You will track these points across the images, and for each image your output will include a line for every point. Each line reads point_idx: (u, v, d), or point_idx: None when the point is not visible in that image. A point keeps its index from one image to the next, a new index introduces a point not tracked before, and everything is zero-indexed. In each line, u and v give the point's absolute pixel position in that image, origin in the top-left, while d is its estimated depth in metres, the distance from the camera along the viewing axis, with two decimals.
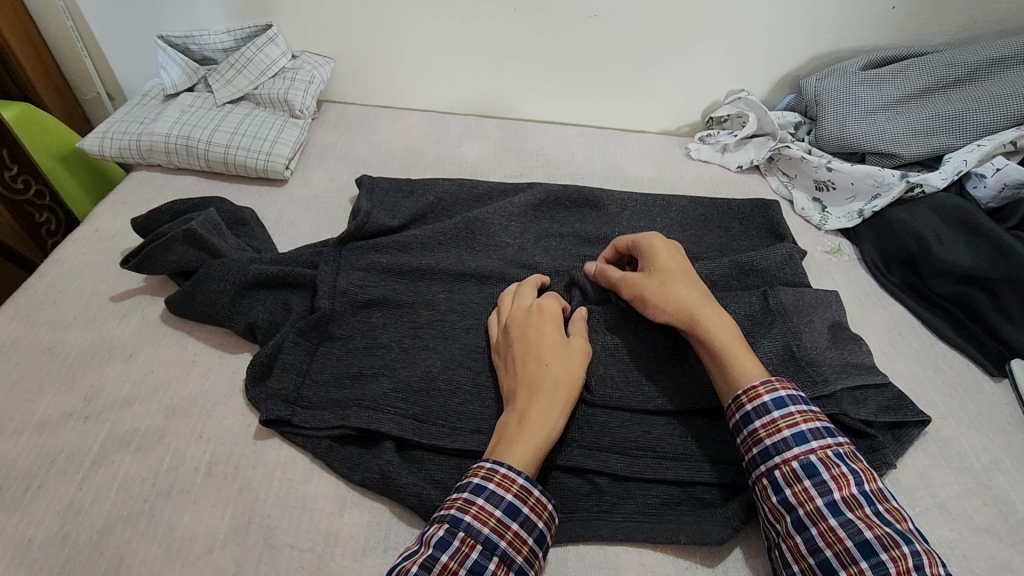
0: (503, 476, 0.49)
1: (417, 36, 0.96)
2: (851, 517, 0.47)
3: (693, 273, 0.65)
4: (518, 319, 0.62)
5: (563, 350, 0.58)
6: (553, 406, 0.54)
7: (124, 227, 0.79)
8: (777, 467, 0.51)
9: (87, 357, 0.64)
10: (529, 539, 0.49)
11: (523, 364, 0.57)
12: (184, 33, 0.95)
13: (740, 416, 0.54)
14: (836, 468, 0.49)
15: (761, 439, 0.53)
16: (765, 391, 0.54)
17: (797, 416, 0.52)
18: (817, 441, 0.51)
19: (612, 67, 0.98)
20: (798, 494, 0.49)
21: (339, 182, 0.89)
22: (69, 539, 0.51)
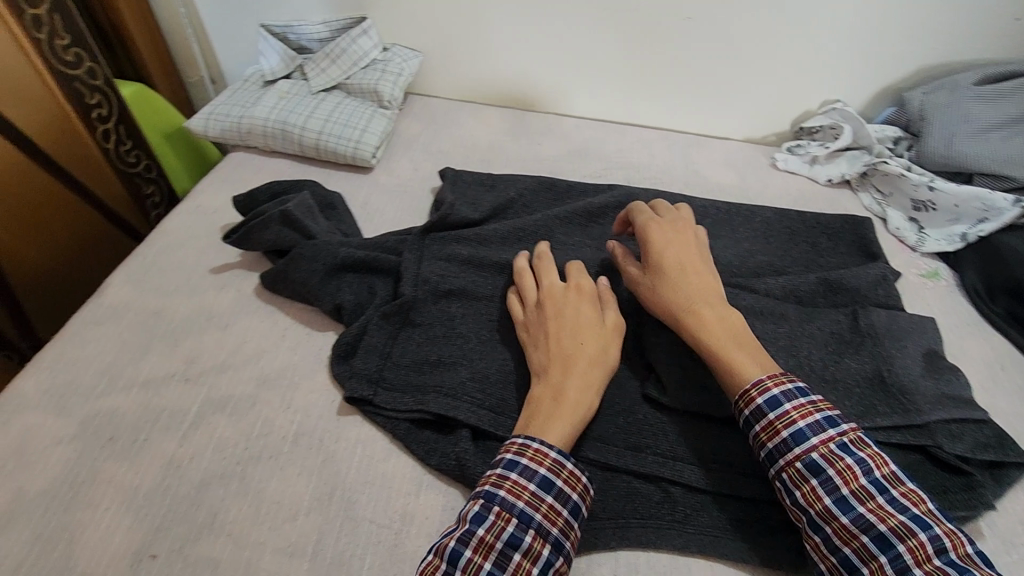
0: (535, 450, 0.50)
1: (505, 32, 0.97)
2: (863, 511, 0.47)
3: (695, 264, 0.64)
4: (554, 294, 0.62)
5: (600, 327, 0.59)
6: (589, 384, 0.55)
7: (223, 204, 0.83)
8: (784, 470, 0.51)
9: (188, 324, 0.68)
10: (563, 510, 0.49)
11: (558, 339, 0.58)
12: (284, 23, 1.00)
13: (742, 421, 0.54)
14: (841, 463, 0.48)
15: (764, 443, 0.52)
16: (757, 393, 0.53)
17: (792, 414, 0.51)
18: (817, 437, 0.50)
19: (700, 71, 0.96)
20: (806, 496, 0.49)
21: (422, 172, 0.91)
22: (170, 491, 0.55)
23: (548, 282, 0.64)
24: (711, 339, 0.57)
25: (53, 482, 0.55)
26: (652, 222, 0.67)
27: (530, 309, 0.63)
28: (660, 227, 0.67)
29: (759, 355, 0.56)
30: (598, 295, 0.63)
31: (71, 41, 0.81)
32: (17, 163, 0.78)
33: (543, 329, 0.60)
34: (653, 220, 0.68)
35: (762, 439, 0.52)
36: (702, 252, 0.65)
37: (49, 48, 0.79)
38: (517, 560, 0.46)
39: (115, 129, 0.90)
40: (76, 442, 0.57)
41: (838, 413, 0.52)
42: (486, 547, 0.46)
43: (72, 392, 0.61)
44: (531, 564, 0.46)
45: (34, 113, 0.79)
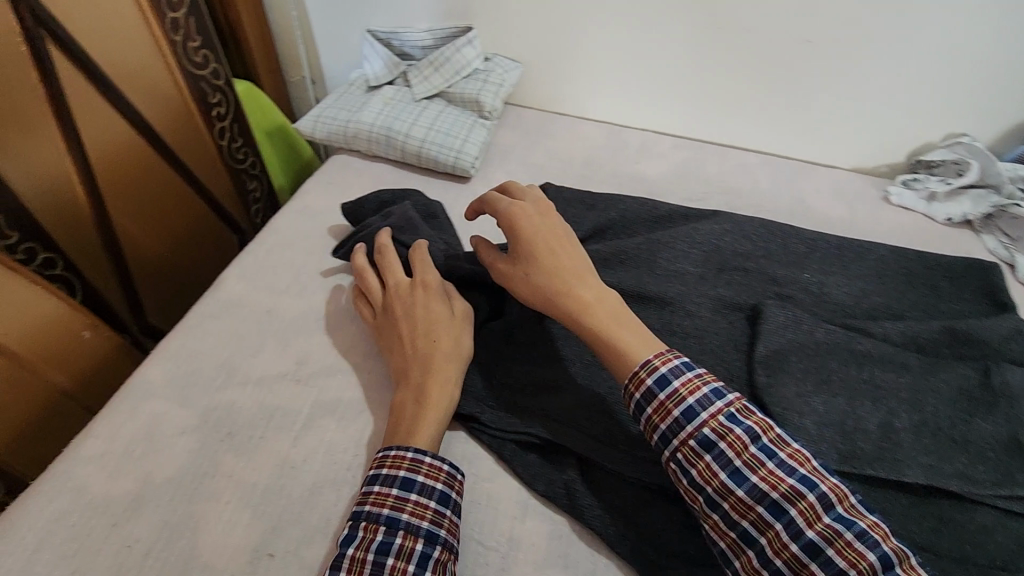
0: (394, 457, 0.53)
1: (609, 47, 0.96)
2: (755, 481, 0.47)
3: (560, 242, 0.63)
4: (400, 296, 0.66)
5: (447, 319, 0.64)
6: (449, 376, 0.60)
7: (328, 207, 0.86)
8: (678, 450, 0.51)
9: (299, 325, 0.70)
10: (430, 503, 0.52)
11: (413, 341, 0.62)
12: (390, 29, 1.01)
13: (633, 406, 0.54)
14: (730, 435, 0.49)
15: (656, 426, 0.52)
16: (647, 374, 0.53)
17: (680, 393, 0.51)
18: (706, 412, 0.50)
19: (814, 96, 0.93)
20: (702, 474, 0.49)
21: (519, 186, 0.91)
22: (285, 490, 0.56)
23: (392, 280, 0.67)
24: (590, 322, 0.57)
25: (179, 471, 0.57)
26: (517, 205, 0.65)
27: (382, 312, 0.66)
28: (524, 209, 0.65)
29: (647, 337, 0.56)
30: (443, 286, 0.67)
31: (201, 43, 0.87)
32: (147, 157, 0.83)
33: (401, 332, 0.63)
34: (517, 204, 0.66)
35: (654, 422, 0.52)
36: (567, 230, 0.65)
37: (182, 49, 0.84)
38: (389, 564, 0.48)
39: (229, 127, 0.95)
40: (198, 433, 0.60)
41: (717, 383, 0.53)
42: (359, 564, 0.48)
43: (193, 384, 0.64)
44: (405, 563, 0.48)
45: (164, 110, 0.84)
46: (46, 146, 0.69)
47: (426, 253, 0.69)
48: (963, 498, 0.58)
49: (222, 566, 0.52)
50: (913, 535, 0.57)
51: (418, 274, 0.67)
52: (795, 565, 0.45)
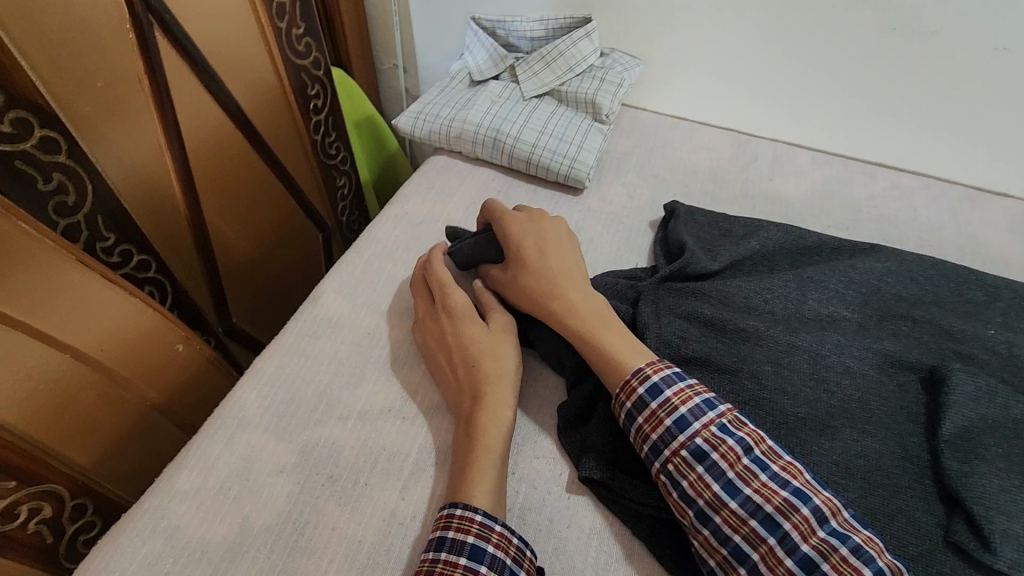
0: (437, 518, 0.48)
1: (749, 45, 0.85)
2: (748, 492, 0.45)
3: (549, 248, 0.64)
4: (433, 325, 0.62)
5: (484, 340, 0.59)
6: (500, 407, 0.55)
7: (430, 215, 0.79)
8: (669, 460, 0.48)
9: (402, 352, 0.64)
10: (460, 561, 0.45)
11: (456, 372, 0.58)
12: (497, 17, 0.93)
13: (623, 417, 0.52)
14: (723, 445, 0.47)
15: (647, 436, 0.50)
16: (638, 382, 0.51)
17: (672, 401, 0.49)
18: (698, 421, 0.48)
19: (995, 112, 0.79)
20: (694, 485, 0.47)
21: (637, 201, 0.81)
22: (393, 552, 0.50)
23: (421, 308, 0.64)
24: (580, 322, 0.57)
25: (278, 518, 0.51)
26: (510, 214, 0.68)
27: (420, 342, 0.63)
28: (517, 217, 0.67)
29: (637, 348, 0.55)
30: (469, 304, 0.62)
31: (304, 31, 0.81)
32: (245, 152, 0.78)
33: (441, 364, 0.59)
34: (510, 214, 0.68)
35: (646, 431, 0.51)
36: (558, 236, 0.66)
37: (286, 37, 0.78)
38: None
39: (325, 121, 0.90)
40: (298, 473, 0.54)
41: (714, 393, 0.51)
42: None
43: (291, 414, 0.58)
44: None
45: (263, 102, 0.79)
46: (147, 141, 0.64)
47: (445, 271, 0.65)
48: None
49: None
50: None
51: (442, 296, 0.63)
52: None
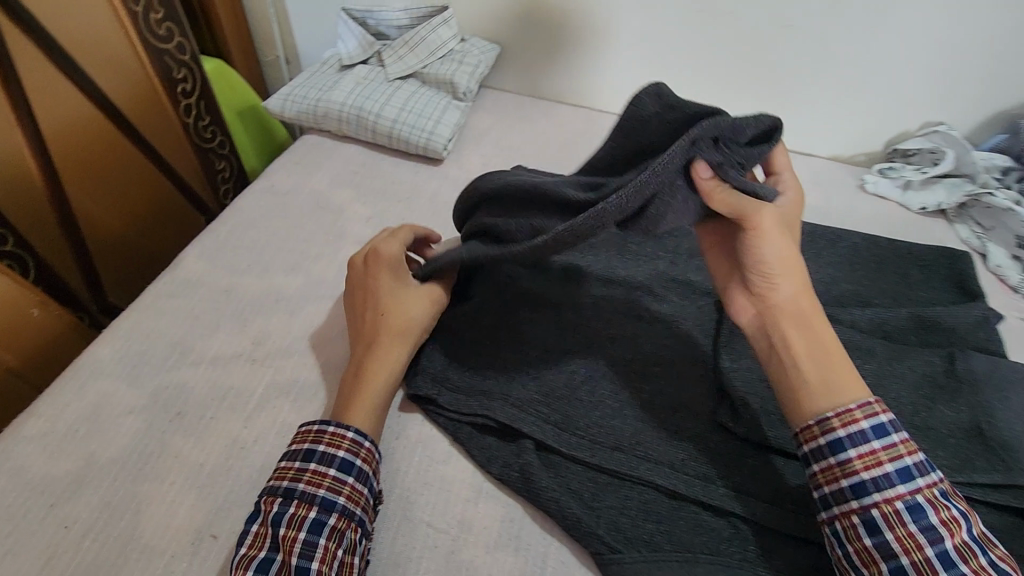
0: (332, 435, 0.52)
1: (590, 27, 0.94)
2: (965, 570, 0.42)
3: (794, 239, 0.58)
4: (359, 267, 0.63)
5: (393, 293, 0.61)
6: (387, 375, 0.58)
7: (295, 187, 0.84)
8: (879, 507, 0.45)
9: (257, 305, 0.68)
10: (329, 471, 0.50)
11: (374, 344, 0.59)
12: (365, 8, 0.99)
13: (826, 442, 0.48)
14: (946, 512, 0.45)
15: (854, 471, 0.47)
16: (863, 416, 0.47)
17: (902, 448, 0.46)
18: (924, 480, 0.46)
19: (793, 84, 0.92)
20: (904, 542, 0.44)
21: (492, 169, 0.90)
22: (232, 471, 0.55)
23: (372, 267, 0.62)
24: (803, 320, 0.52)
25: (123, 452, 0.55)
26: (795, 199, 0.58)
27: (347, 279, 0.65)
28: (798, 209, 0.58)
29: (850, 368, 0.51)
30: (400, 259, 0.63)
31: (164, 15, 0.84)
32: (107, 132, 0.80)
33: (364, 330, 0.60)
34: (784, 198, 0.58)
35: (853, 468, 0.47)
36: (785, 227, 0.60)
37: (143, 21, 0.81)
38: (282, 533, 0.47)
39: (195, 105, 0.92)
40: (146, 413, 0.58)
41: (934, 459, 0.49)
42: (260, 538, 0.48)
43: (144, 363, 0.62)
44: (296, 531, 0.47)
45: (124, 84, 0.82)
46: None
47: (393, 244, 0.64)
48: None
49: (164, 546, 0.50)
50: None
51: (382, 267, 0.62)
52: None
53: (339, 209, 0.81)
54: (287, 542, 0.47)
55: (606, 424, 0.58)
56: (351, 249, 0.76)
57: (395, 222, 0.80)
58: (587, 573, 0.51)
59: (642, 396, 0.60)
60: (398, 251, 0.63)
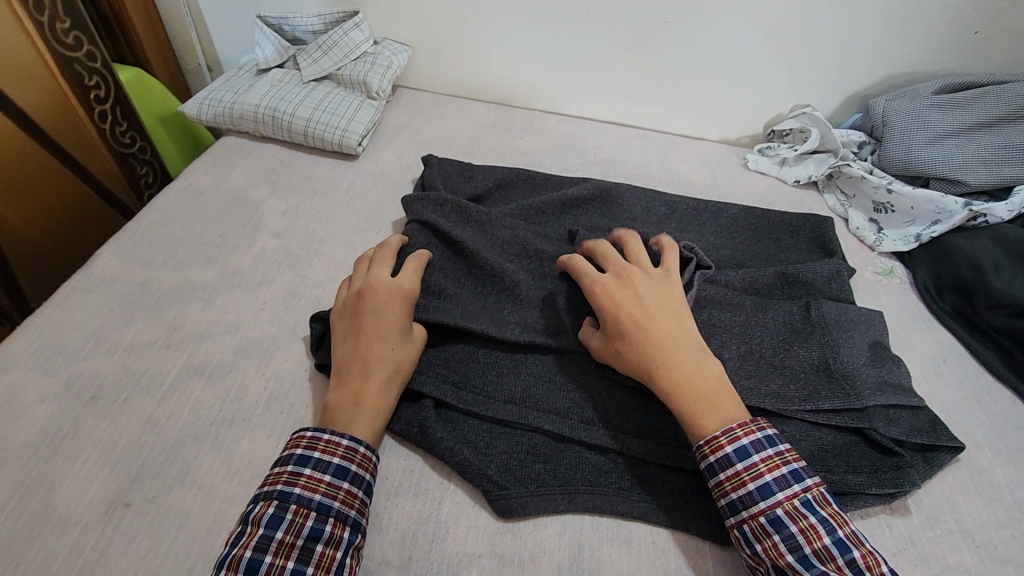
0: (363, 456, 0.55)
1: (493, 28, 1.01)
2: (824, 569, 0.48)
3: (655, 308, 0.62)
4: (378, 291, 0.64)
5: (408, 330, 0.63)
6: (374, 406, 0.58)
7: (212, 185, 0.87)
8: (747, 522, 0.52)
9: (173, 295, 0.72)
10: (359, 492, 0.53)
11: (363, 375, 0.59)
12: (280, 14, 1.02)
13: (705, 467, 0.55)
14: (804, 520, 0.50)
15: (727, 493, 0.53)
16: (727, 441, 0.54)
17: (760, 467, 0.52)
18: (783, 492, 0.52)
19: (679, 75, 1.00)
20: (768, 551, 0.50)
21: (405, 161, 0.95)
22: (145, 446, 0.58)
23: (375, 297, 0.63)
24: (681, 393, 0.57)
25: (37, 435, 0.58)
26: (601, 280, 0.65)
27: (358, 297, 0.64)
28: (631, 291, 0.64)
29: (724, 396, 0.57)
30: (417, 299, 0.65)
31: (71, 24, 0.86)
32: (18, 140, 0.82)
33: (355, 363, 0.60)
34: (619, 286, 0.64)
35: (726, 488, 0.53)
36: (652, 284, 0.65)
37: (50, 30, 0.83)
38: (319, 550, 0.49)
39: (111, 111, 0.94)
40: (60, 399, 0.61)
41: (805, 466, 0.54)
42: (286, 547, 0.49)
43: (58, 354, 0.64)
44: (334, 549, 0.49)
45: (34, 93, 0.84)
46: None
47: (409, 282, 0.65)
48: (776, 415, 0.64)
49: (78, 517, 0.53)
50: None
51: (381, 299, 0.63)
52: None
53: (255, 204, 0.85)
54: (326, 559, 0.48)
55: (499, 382, 0.64)
56: (266, 240, 0.80)
57: (310, 213, 0.84)
58: (481, 512, 0.57)
59: (534, 355, 0.66)
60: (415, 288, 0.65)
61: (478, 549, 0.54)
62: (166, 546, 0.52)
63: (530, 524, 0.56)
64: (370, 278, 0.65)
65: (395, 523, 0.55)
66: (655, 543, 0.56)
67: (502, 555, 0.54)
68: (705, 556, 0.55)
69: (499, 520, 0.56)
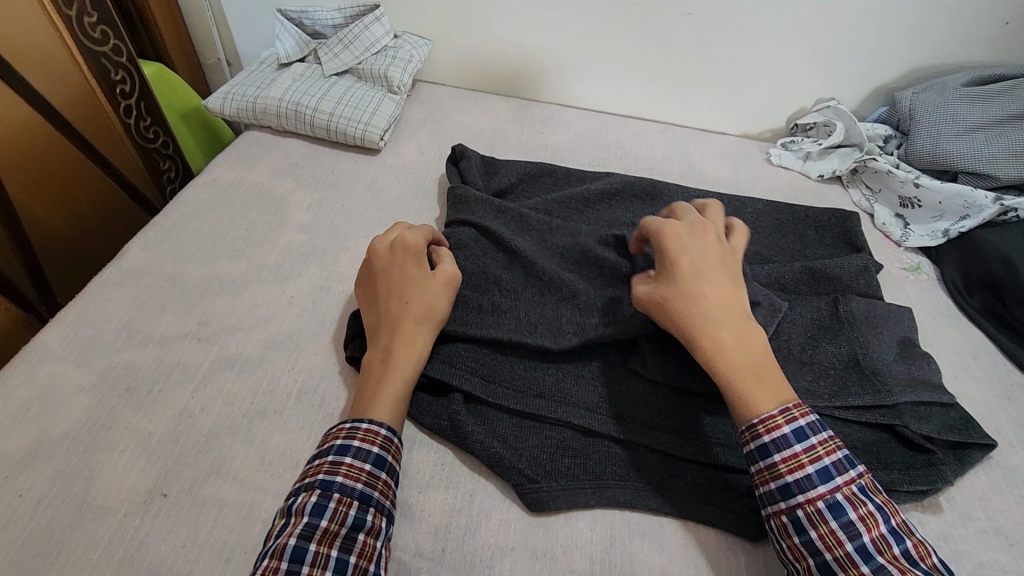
0: (398, 449, 0.56)
1: (514, 20, 1.00)
2: (882, 561, 0.47)
3: (716, 273, 0.61)
4: (382, 254, 0.67)
5: (421, 279, 0.65)
6: (403, 362, 0.60)
7: (238, 179, 0.88)
8: (802, 507, 0.50)
9: (203, 289, 0.72)
10: (394, 486, 0.55)
11: (384, 334, 0.62)
12: (300, 8, 1.02)
13: (756, 447, 0.53)
14: (863, 508, 0.49)
15: (780, 475, 0.51)
16: (784, 421, 0.53)
17: (820, 450, 0.51)
18: (841, 478, 0.51)
19: (702, 68, 1.00)
20: (825, 538, 0.49)
21: (427, 155, 0.95)
22: (181, 437, 0.59)
23: (380, 262, 0.66)
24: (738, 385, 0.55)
25: (75, 426, 0.59)
26: (683, 249, 0.62)
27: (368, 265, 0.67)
28: (705, 267, 0.61)
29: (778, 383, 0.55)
30: (420, 248, 0.67)
31: (98, 19, 0.86)
32: (48, 134, 0.83)
33: (377, 326, 0.63)
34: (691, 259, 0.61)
35: (779, 470, 0.52)
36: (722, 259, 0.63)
37: (77, 24, 0.84)
38: (362, 539, 0.50)
39: (136, 105, 0.95)
40: (96, 391, 0.61)
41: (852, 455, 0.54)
42: (330, 536, 0.49)
43: (92, 347, 0.65)
44: (375, 539, 0.50)
45: (62, 86, 0.84)
46: None
47: (406, 236, 0.67)
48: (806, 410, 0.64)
49: (117, 506, 0.54)
50: None
51: (391, 260, 0.66)
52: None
53: (279, 198, 0.85)
54: (369, 549, 0.49)
55: (529, 374, 0.64)
56: (292, 234, 0.80)
57: (334, 207, 0.85)
58: (512, 505, 0.57)
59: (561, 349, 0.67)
60: (420, 238, 0.67)
61: (510, 542, 0.55)
62: (204, 535, 0.53)
63: (561, 518, 0.56)
64: (374, 243, 0.68)
65: (427, 516, 0.56)
66: (687, 538, 0.56)
67: (536, 548, 0.54)
68: (737, 551, 0.55)
69: (527, 513, 0.56)
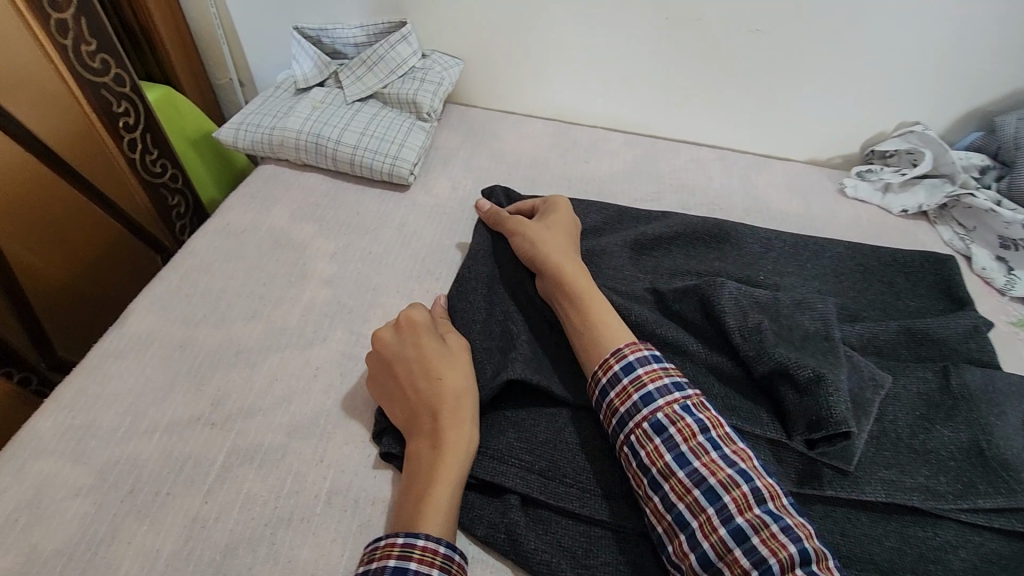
0: (459, 565, 0.47)
1: (555, 38, 0.90)
2: (696, 465, 0.47)
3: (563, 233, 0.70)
4: (389, 337, 0.60)
5: (444, 351, 0.59)
6: (455, 450, 0.52)
7: (253, 224, 0.79)
8: (632, 431, 0.50)
9: (215, 361, 0.63)
10: None
11: (424, 421, 0.54)
12: (319, 26, 0.93)
13: (597, 391, 0.54)
14: (681, 420, 0.49)
15: (615, 409, 0.52)
16: (614, 360, 0.54)
17: (643, 377, 0.52)
18: (663, 398, 0.51)
19: (766, 88, 0.89)
20: (650, 455, 0.49)
21: (461, 191, 0.85)
22: (192, 555, 0.50)
23: (394, 346, 0.59)
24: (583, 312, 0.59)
25: (69, 542, 0.50)
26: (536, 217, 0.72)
27: (378, 356, 0.59)
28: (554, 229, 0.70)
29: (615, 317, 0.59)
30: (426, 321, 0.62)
31: (98, 47, 0.78)
32: (44, 176, 0.74)
33: (410, 413, 0.55)
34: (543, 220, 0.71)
35: (615, 405, 0.53)
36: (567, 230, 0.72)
37: (74, 53, 0.75)
38: None
39: (141, 138, 0.86)
40: (95, 494, 0.53)
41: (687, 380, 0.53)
42: None
43: (91, 437, 0.57)
44: None
45: (60, 124, 0.76)
46: None
47: (411, 313, 0.62)
48: (927, 513, 0.55)
49: None
50: (875, 556, 0.53)
51: (408, 340, 0.59)
52: (721, 550, 0.44)
53: (300, 245, 0.76)
54: None
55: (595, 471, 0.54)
56: (316, 289, 0.71)
57: (360, 255, 0.75)
58: None
59: None
60: (425, 314, 0.62)
61: None
62: None
63: None
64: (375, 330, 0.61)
65: None
66: None
67: None
68: None
69: None
